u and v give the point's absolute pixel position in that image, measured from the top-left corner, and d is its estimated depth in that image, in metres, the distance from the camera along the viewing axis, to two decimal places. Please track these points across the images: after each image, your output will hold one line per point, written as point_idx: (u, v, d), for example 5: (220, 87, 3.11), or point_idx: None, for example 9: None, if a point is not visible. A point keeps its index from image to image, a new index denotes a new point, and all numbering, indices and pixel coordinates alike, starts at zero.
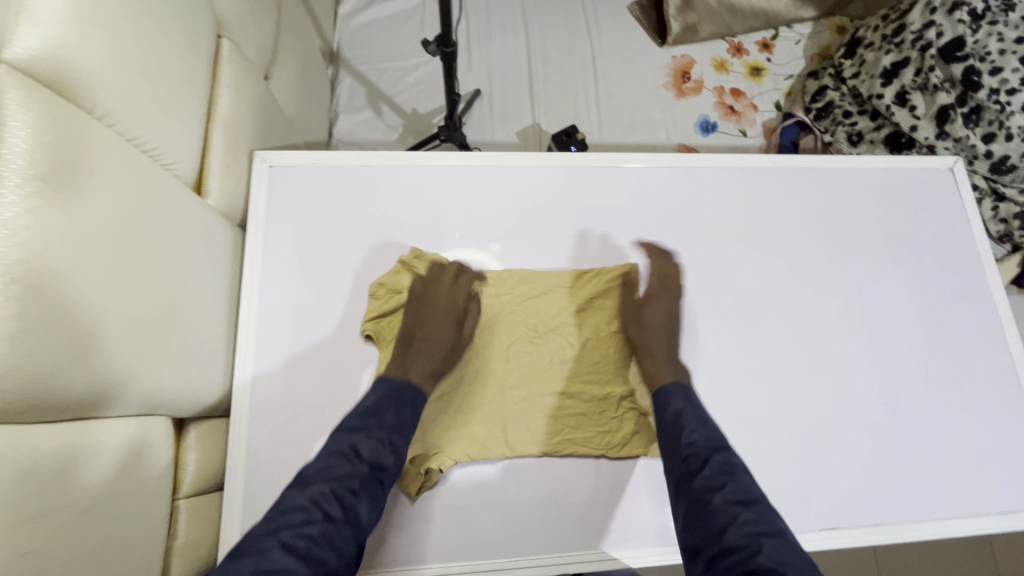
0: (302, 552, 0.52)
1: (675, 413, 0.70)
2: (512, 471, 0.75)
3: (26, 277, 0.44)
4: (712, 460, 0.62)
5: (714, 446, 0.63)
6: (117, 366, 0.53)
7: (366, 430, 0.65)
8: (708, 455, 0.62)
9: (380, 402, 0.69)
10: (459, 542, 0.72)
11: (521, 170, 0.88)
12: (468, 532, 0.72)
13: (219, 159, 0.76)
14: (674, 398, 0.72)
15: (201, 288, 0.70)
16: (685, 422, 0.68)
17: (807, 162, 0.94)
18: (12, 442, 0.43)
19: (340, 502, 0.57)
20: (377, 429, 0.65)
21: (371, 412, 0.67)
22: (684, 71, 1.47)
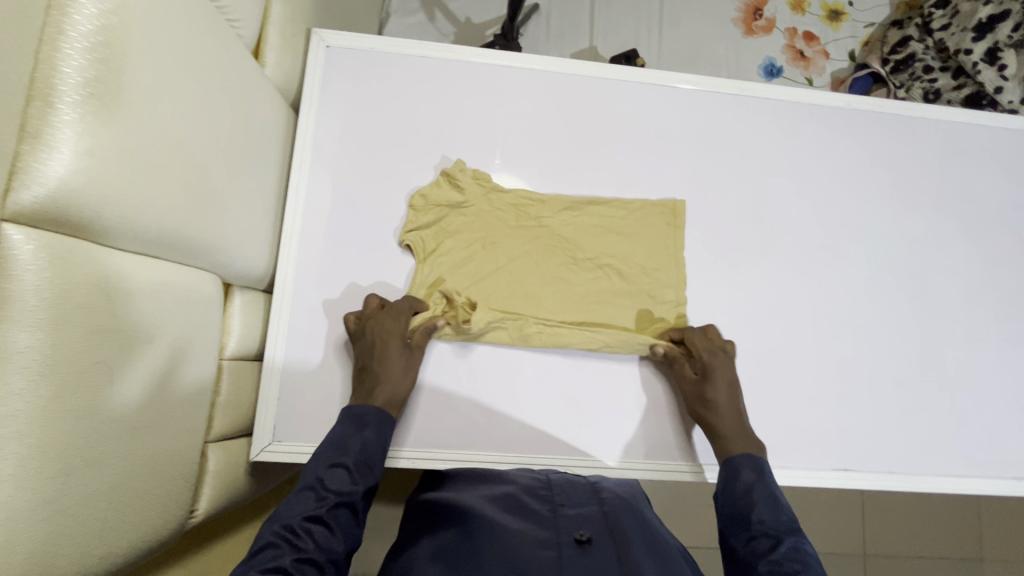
0: None
1: (749, 481, 0.65)
2: (539, 373, 0.77)
3: (103, 95, 0.43)
4: (782, 542, 0.58)
5: (789, 530, 0.59)
6: (178, 210, 0.53)
7: (332, 461, 0.62)
8: (779, 538, 0.58)
9: (345, 429, 0.66)
10: (440, 431, 0.74)
11: (580, 81, 0.84)
12: (450, 424, 0.74)
13: (277, 31, 0.74)
14: (745, 471, 0.66)
15: (255, 157, 0.70)
16: (753, 497, 0.63)
17: (881, 105, 0.89)
18: (90, 259, 0.43)
19: (311, 535, 0.55)
20: (344, 458, 0.63)
21: (337, 442, 0.64)
22: (756, 7, 1.37)
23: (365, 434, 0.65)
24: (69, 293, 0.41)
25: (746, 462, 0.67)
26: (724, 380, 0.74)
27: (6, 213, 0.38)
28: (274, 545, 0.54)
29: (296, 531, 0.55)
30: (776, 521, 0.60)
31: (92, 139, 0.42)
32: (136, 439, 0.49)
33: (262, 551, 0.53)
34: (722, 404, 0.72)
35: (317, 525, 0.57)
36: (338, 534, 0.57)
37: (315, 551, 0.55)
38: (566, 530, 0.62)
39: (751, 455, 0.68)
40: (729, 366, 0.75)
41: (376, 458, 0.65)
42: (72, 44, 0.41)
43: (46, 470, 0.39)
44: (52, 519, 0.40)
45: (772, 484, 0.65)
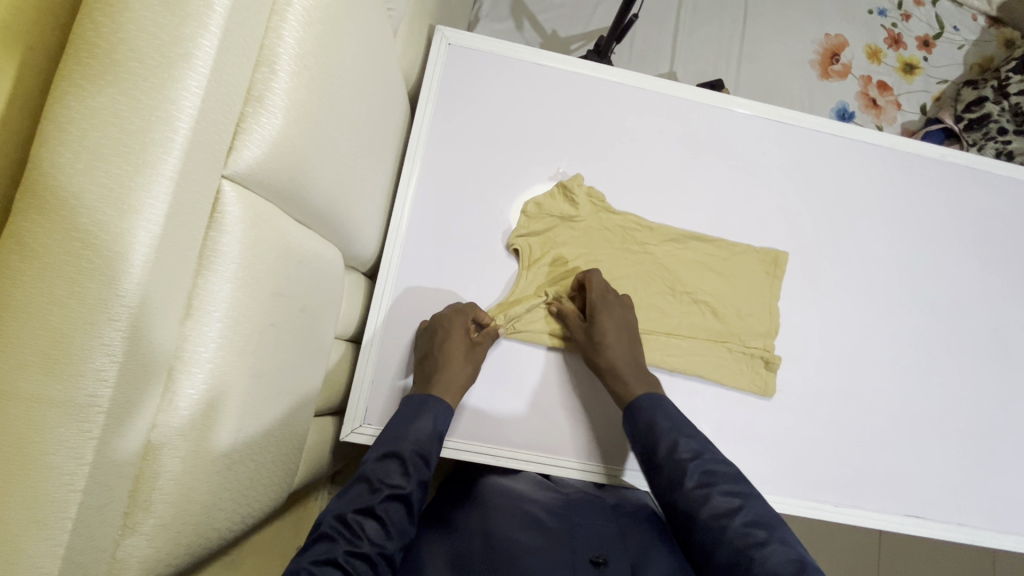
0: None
1: (662, 429, 0.67)
2: None
3: (311, 69, 0.44)
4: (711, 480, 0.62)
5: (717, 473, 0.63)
6: (330, 188, 0.53)
7: (384, 451, 0.63)
8: (708, 485, 0.61)
9: (401, 419, 0.67)
10: (487, 426, 0.75)
11: (687, 105, 0.86)
12: (501, 419, 0.75)
13: (408, 24, 0.76)
14: (661, 423, 0.67)
15: (381, 140, 0.71)
16: (672, 444, 0.65)
17: (976, 162, 0.90)
18: (278, 226, 0.45)
19: (361, 526, 0.56)
20: (395, 446, 0.63)
21: (392, 432, 0.65)
22: (834, 52, 1.40)
23: (419, 421, 0.66)
24: (259, 254, 0.42)
25: (661, 415, 0.68)
26: (613, 319, 0.73)
27: (226, 171, 0.39)
28: (329, 537, 0.55)
29: (347, 524, 0.56)
30: (705, 469, 0.63)
31: (299, 111, 0.43)
32: (281, 403, 0.50)
33: (320, 541, 0.55)
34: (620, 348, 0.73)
35: (370, 518, 0.57)
36: (391, 527, 0.57)
37: (367, 546, 0.55)
38: (579, 549, 0.67)
39: (655, 393, 0.71)
40: (613, 308, 0.74)
41: (430, 456, 0.64)
42: (293, 15, 0.42)
43: (217, 434, 0.40)
44: (209, 483, 0.40)
45: (672, 415, 0.69)
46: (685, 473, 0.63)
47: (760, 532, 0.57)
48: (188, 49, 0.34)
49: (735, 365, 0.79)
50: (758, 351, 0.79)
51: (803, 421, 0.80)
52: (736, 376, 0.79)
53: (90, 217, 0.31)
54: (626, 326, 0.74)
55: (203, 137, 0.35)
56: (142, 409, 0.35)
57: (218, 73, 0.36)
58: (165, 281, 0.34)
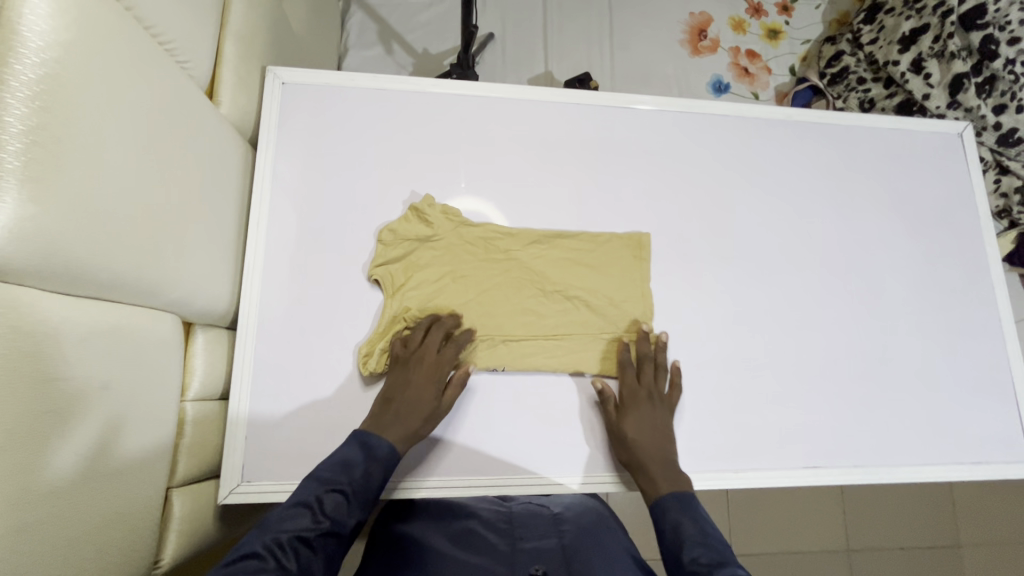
0: None
1: (676, 520, 0.64)
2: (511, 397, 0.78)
3: (46, 143, 0.43)
4: (711, 572, 0.56)
5: (720, 560, 0.57)
6: (126, 255, 0.52)
7: (334, 484, 0.59)
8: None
9: (352, 451, 0.63)
10: (457, 455, 0.75)
11: (532, 107, 0.88)
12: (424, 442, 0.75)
13: (231, 71, 0.75)
14: (673, 510, 0.65)
15: (212, 192, 0.70)
16: (682, 536, 0.61)
17: (820, 117, 0.95)
18: (35, 306, 0.43)
19: (296, 554, 0.53)
20: (344, 482, 0.60)
21: (342, 463, 0.61)
22: (700, 28, 1.45)
23: (370, 466, 0.63)
24: (12, 342, 0.40)
25: (671, 502, 0.66)
26: (646, 421, 0.74)
27: None
28: (259, 557, 0.51)
29: (282, 548, 0.52)
30: (708, 556, 0.58)
31: (38, 189, 0.42)
32: (101, 475, 0.49)
33: (246, 560, 0.50)
34: (645, 443, 0.73)
35: (305, 546, 0.54)
36: (321, 564, 0.55)
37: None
38: (524, 565, 0.65)
39: (683, 491, 0.68)
40: (661, 410, 0.75)
41: (379, 486, 0.63)
42: (15, 95, 0.41)
43: (70, 476, 0.46)
44: (94, 503, 0.48)
45: (693, 507, 0.66)
46: (688, 558, 0.59)
47: None
48: None
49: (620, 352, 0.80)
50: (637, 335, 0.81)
51: (694, 396, 0.81)
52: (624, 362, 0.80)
53: None
54: (660, 429, 0.75)
55: None
56: (36, 457, 0.42)
57: None
58: None
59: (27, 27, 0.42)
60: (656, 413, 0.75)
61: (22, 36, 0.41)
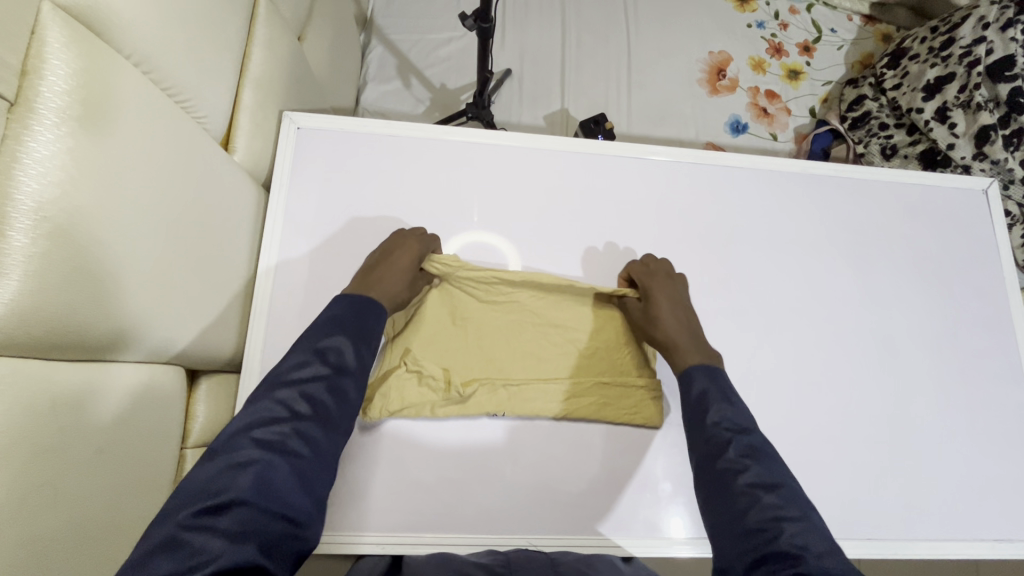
0: (273, 446, 0.52)
1: (699, 387, 0.65)
2: (510, 450, 0.77)
3: (58, 217, 0.43)
4: (736, 441, 0.58)
5: (740, 428, 0.60)
6: (133, 318, 0.53)
7: (324, 338, 0.62)
8: (730, 446, 0.58)
9: (340, 313, 0.65)
10: (403, 512, 0.73)
11: (544, 156, 0.89)
12: (408, 493, 0.74)
13: (248, 116, 0.76)
14: (695, 379, 0.67)
15: (223, 240, 0.70)
16: (706, 402, 0.63)
17: (836, 169, 0.94)
18: (38, 377, 0.44)
19: (308, 399, 0.56)
20: (339, 334, 0.63)
21: (331, 321, 0.64)
22: (719, 67, 1.44)
23: (354, 318, 0.65)
24: (12, 416, 0.41)
25: (699, 371, 0.67)
26: (668, 300, 0.78)
27: None
28: (271, 414, 0.54)
29: (291, 397, 0.56)
30: (732, 420, 0.61)
31: (42, 262, 0.42)
32: (98, 538, 0.49)
33: (260, 420, 0.54)
34: (669, 319, 0.76)
35: (319, 391, 0.57)
36: (335, 403, 0.58)
37: (316, 418, 0.56)
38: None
39: (711, 361, 0.69)
40: (670, 289, 0.79)
41: (374, 335, 0.66)
42: (27, 171, 0.42)
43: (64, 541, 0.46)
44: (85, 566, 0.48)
45: (719, 379, 0.66)
46: (730, 444, 0.58)
47: (793, 510, 0.52)
48: None
49: (629, 400, 0.79)
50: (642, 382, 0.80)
51: None
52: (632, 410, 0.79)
53: None
54: (681, 306, 0.78)
55: None
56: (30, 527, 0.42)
57: None
58: None
59: (44, 104, 0.43)
60: (675, 295, 0.79)
61: (38, 113, 0.43)
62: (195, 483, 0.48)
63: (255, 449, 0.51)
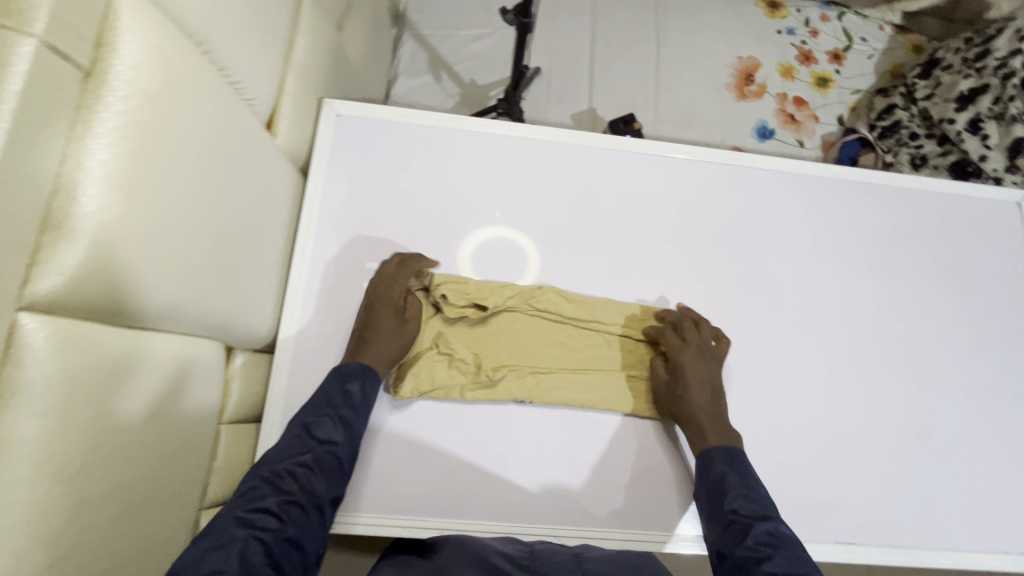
0: (258, 523, 0.57)
1: (722, 471, 0.69)
2: (531, 440, 0.78)
3: (123, 185, 0.44)
4: (754, 528, 0.62)
5: (759, 512, 0.63)
6: (181, 292, 0.54)
7: (316, 413, 0.68)
8: (749, 524, 0.62)
9: (335, 385, 0.71)
10: (403, 497, 0.74)
11: (579, 152, 0.89)
12: (413, 477, 0.74)
13: (290, 102, 0.77)
14: (718, 463, 0.70)
15: (264, 221, 0.72)
16: (727, 487, 0.67)
17: (870, 176, 0.94)
18: (99, 341, 0.45)
19: (294, 478, 0.62)
20: (331, 410, 0.69)
21: (326, 395, 0.70)
22: (748, 73, 1.44)
23: (349, 386, 0.71)
24: (74, 377, 0.42)
25: (720, 456, 0.71)
26: (700, 376, 0.77)
27: (23, 303, 0.39)
28: (258, 486, 0.61)
29: (280, 475, 0.62)
30: (749, 508, 0.64)
31: (109, 230, 0.43)
32: (141, 506, 0.51)
33: (247, 492, 0.60)
34: (697, 397, 0.76)
35: (302, 469, 0.63)
36: (319, 476, 0.64)
37: (298, 494, 0.61)
38: None
39: (732, 447, 0.72)
40: (702, 360, 0.78)
41: (365, 406, 0.71)
42: (99, 140, 0.43)
43: (111, 504, 0.47)
44: (130, 529, 0.49)
45: (744, 467, 0.69)
46: (749, 530, 0.62)
47: None
48: None
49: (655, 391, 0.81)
50: None
51: None
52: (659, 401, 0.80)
53: None
54: (710, 378, 0.78)
55: None
56: (85, 487, 0.43)
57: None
58: None
59: (116, 76, 0.44)
60: (707, 366, 0.78)
61: (111, 85, 0.44)
62: (188, 556, 0.51)
63: (239, 526, 0.56)
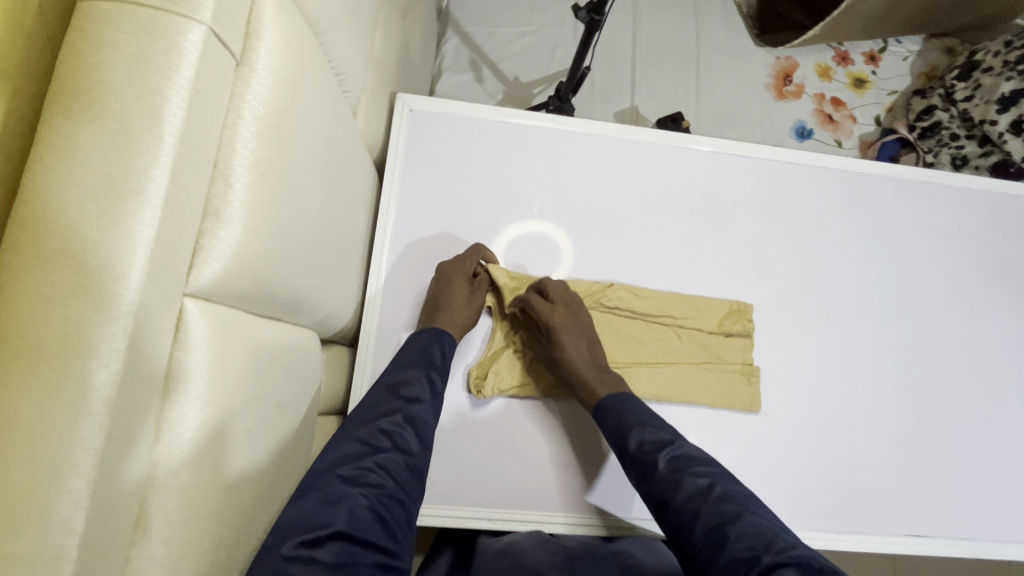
0: (359, 480, 0.57)
1: (617, 412, 0.71)
2: (578, 432, 0.79)
3: (266, 174, 0.45)
4: (660, 458, 0.66)
5: (660, 443, 0.67)
6: (300, 281, 0.54)
7: (401, 375, 0.68)
8: (655, 454, 0.66)
9: (419, 352, 0.71)
10: (456, 487, 0.75)
11: (646, 148, 0.90)
12: (465, 466, 0.76)
13: (368, 95, 0.78)
14: (616, 410, 0.71)
15: (352, 213, 0.72)
16: (623, 421, 0.70)
17: (929, 175, 0.95)
18: (244, 327, 0.45)
19: (387, 436, 0.62)
20: (417, 373, 0.68)
21: (413, 361, 0.70)
22: (786, 73, 1.45)
23: (432, 351, 0.71)
24: (230, 362, 0.42)
25: (612, 403, 0.72)
26: (573, 335, 0.76)
27: (189, 288, 0.40)
28: (353, 444, 0.61)
29: (373, 433, 0.62)
30: (653, 439, 0.67)
31: (256, 219, 0.44)
32: (267, 492, 0.51)
33: (344, 450, 0.60)
34: (577, 356, 0.76)
35: (394, 427, 0.63)
36: (412, 433, 0.63)
37: (393, 450, 0.61)
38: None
39: (619, 393, 0.73)
40: (571, 319, 0.77)
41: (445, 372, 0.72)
42: (246, 128, 0.43)
43: (250, 488, 0.47)
44: (260, 513, 0.50)
45: (633, 403, 0.72)
46: (654, 462, 0.66)
47: (732, 506, 0.60)
48: (141, 182, 0.35)
49: (726, 382, 0.82)
50: (737, 366, 0.83)
51: (795, 449, 0.81)
52: (731, 392, 0.82)
53: (50, 364, 0.31)
54: (585, 335, 0.78)
55: (162, 262, 0.36)
56: (233, 471, 0.44)
57: (176, 198, 0.37)
58: (129, 419, 0.34)
59: (260, 64, 0.44)
60: (579, 323, 0.78)
61: (256, 72, 0.44)
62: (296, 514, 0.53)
63: (341, 483, 0.56)
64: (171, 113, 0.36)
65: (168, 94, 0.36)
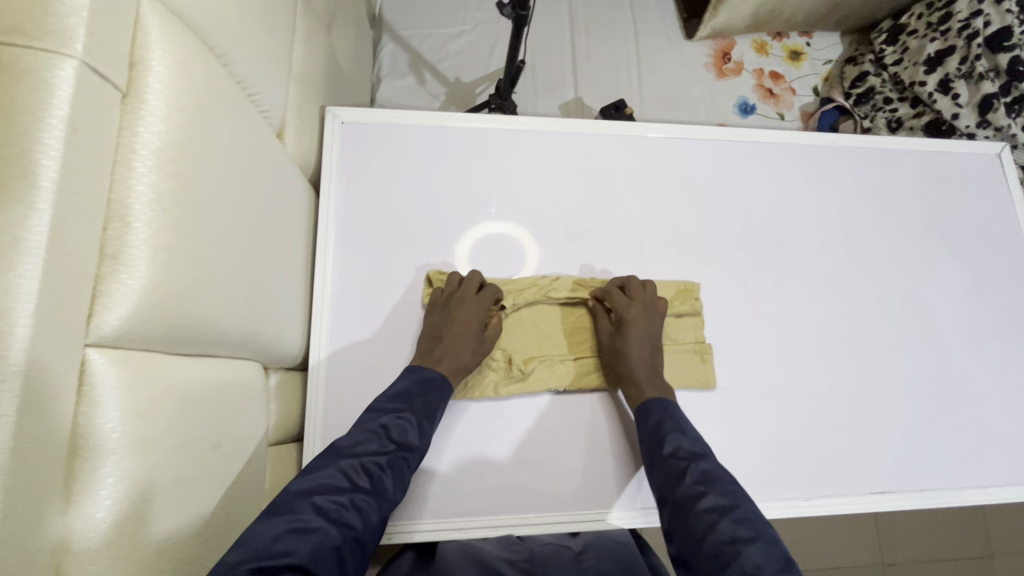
0: (331, 515, 0.55)
1: (660, 416, 0.71)
2: (578, 437, 0.78)
3: (171, 210, 0.43)
4: (690, 468, 0.65)
5: (694, 452, 0.66)
6: (229, 314, 0.52)
7: (394, 411, 0.66)
8: (685, 466, 0.65)
9: (411, 387, 0.69)
10: (462, 497, 0.74)
11: (585, 140, 0.90)
12: (470, 474, 0.75)
13: (294, 111, 0.75)
14: (658, 412, 0.72)
15: (287, 235, 0.70)
16: (665, 428, 0.70)
17: (863, 141, 0.97)
18: (163, 372, 0.43)
19: (368, 475, 0.60)
20: (407, 412, 0.67)
21: (401, 395, 0.68)
22: (724, 52, 1.47)
23: (429, 395, 0.69)
24: (147, 410, 0.40)
25: (658, 407, 0.72)
26: (640, 334, 0.78)
27: (90, 338, 0.38)
28: (334, 477, 0.59)
29: (355, 469, 0.60)
30: (690, 445, 0.67)
31: (164, 259, 0.42)
32: (213, 537, 0.49)
33: (324, 479, 0.58)
34: (637, 352, 0.77)
35: (378, 468, 0.61)
36: (393, 479, 0.62)
37: (371, 492, 0.59)
38: None
39: (667, 398, 0.74)
40: (645, 317, 0.79)
41: (437, 409, 0.70)
42: (143, 163, 0.41)
43: (190, 538, 0.45)
44: (207, 560, 0.48)
45: (678, 413, 0.72)
46: (685, 472, 0.65)
47: (746, 530, 0.58)
48: (16, 233, 0.32)
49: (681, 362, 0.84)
50: (690, 345, 0.85)
51: (756, 423, 0.83)
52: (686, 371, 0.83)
53: None
54: (652, 337, 0.79)
55: (51, 316, 0.34)
56: (165, 523, 0.42)
57: (60, 246, 0.35)
58: (30, 489, 0.32)
59: (152, 94, 0.42)
60: (650, 326, 0.79)
61: (148, 103, 0.42)
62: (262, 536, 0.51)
63: (312, 515, 0.54)
64: (45, 156, 0.34)
65: (40, 136, 0.34)
